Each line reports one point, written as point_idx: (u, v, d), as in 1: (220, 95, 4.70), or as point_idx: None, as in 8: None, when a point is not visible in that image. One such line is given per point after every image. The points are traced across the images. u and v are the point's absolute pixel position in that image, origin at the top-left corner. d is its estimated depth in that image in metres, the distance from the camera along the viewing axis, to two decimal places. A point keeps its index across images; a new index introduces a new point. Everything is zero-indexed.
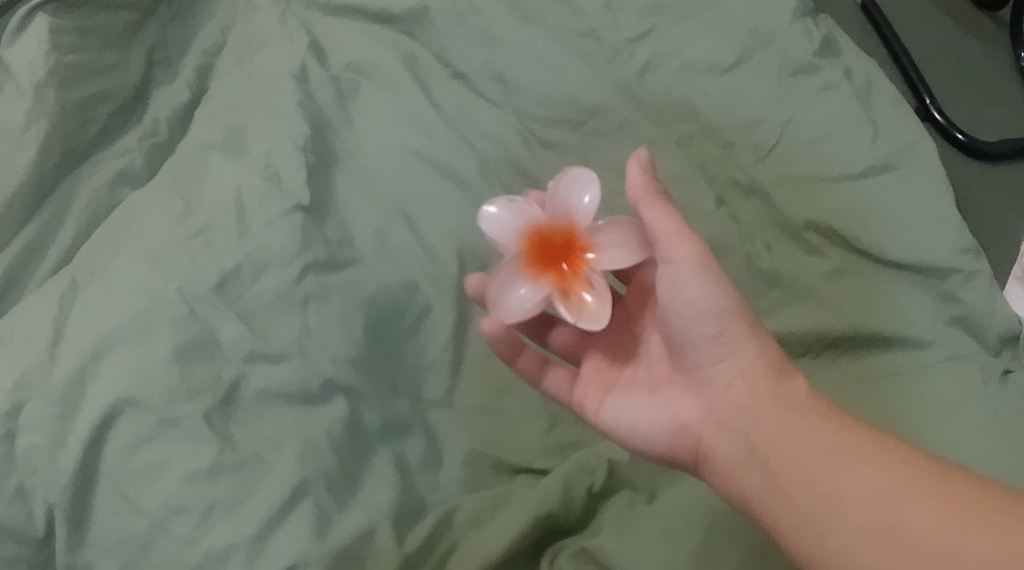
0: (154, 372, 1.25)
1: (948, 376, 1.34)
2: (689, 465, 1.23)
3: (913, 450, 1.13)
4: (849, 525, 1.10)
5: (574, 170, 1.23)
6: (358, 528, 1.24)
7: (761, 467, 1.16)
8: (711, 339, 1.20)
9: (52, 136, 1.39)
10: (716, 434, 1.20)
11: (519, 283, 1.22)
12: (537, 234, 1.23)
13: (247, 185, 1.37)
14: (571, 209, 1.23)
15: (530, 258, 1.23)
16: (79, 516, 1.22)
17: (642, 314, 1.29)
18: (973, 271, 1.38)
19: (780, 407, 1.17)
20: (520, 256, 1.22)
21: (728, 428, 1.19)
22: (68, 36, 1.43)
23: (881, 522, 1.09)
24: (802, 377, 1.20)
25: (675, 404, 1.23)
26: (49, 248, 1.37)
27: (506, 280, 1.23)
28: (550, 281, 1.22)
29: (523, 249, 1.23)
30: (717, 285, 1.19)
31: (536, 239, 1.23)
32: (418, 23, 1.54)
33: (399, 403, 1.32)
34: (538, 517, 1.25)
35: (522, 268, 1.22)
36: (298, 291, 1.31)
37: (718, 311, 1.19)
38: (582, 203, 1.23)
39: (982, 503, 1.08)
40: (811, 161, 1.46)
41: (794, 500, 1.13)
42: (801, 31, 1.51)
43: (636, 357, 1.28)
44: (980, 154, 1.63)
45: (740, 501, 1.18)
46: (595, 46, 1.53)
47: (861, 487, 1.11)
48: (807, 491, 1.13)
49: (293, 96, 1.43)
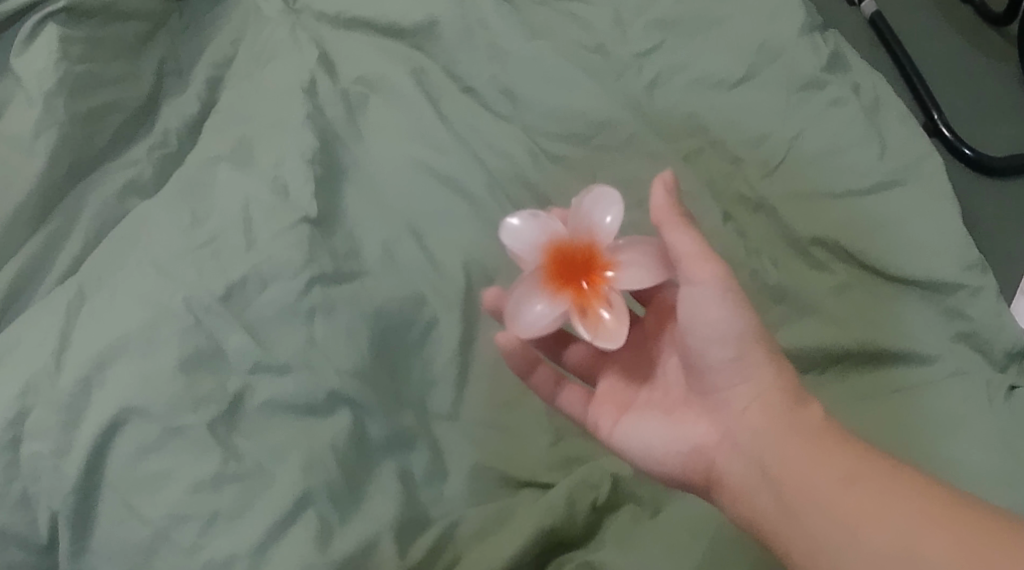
0: (160, 381, 1.26)
1: (955, 391, 1.33)
2: (702, 488, 1.23)
3: (927, 481, 1.12)
4: (861, 549, 1.10)
5: (599, 190, 1.23)
6: (361, 538, 1.23)
7: (774, 490, 1.16)
8: (729, 362, 1.20)
9: (62, 146, 1.41)
10: (732, 456, 1.20)
11: (536, 299, 1.22)
12: (558, 249, 1.23)
13: (255, 198, 1.38)
14: (593, 226, 1.23)
15: (550, 274, 1.23)
16: (82, 523, 1.23)
17: (659, 334, 1.29)
18: (980, 286, 1.38)
19: (794, 431, 1.17)
20: (539, 271, 1.22)
21: (743, 453, 1.19)
22: (77, 47, 1.45)
23: (897, 549, 1.09)
24: (818, 402, 1.19)
25: (689, 427, 1.23)
26: (58, 257, 1.38)
27: (523, 295, 1.22)
28: (570, 299, 1.22)
29: (542, 265, 1.23)
30: (737, 306, 1.19)
31: (556, 255, 1.23)
32: (428, 37, 1.56)
33: (404, 416, 1.31)
34: (540, 531, 1.24)
35: (541, 285, 1.22)
36: (305, 304, 1.31)
37: (737, 333, 1.19)
38: (604, 222, 1.23)
39: (1001, 532, 1.07)
40: (820, 176, 1.46)
41: (806, 523, 1.13)
42: (809, 46, 1.53)
43: (652, 377, 1.28)
44: (987, 170, 1.63)
45: (750, 523, 1.17)
46: (603, 61, 1.54)
47: (876, 514, 1.11)
48: (822, 514, 1.13)
49: (302, 108, 1.45)
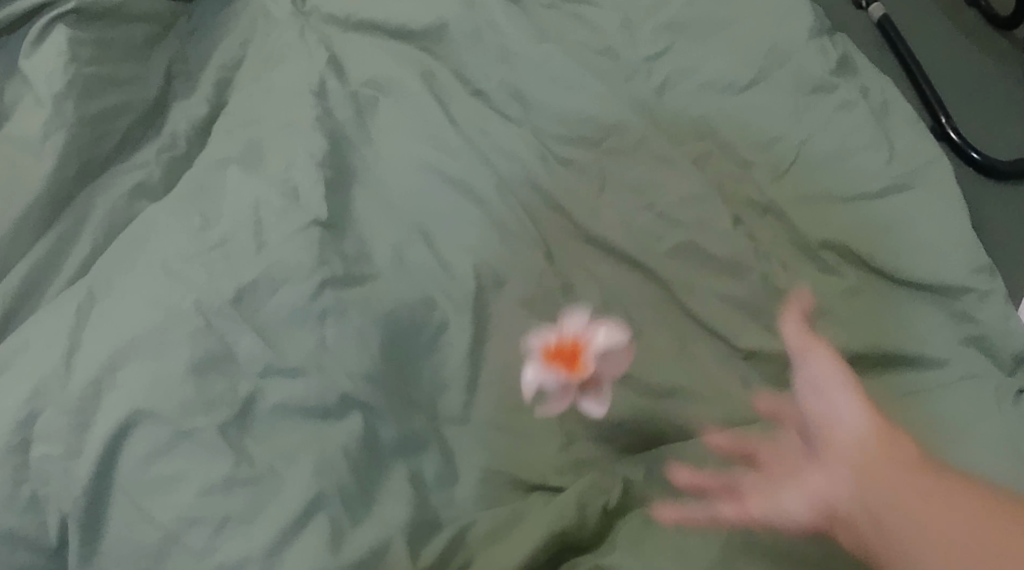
0: (170, 384, 1.26)
1: (963, 394, 1.33)
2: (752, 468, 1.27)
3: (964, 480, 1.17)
4: (893, 533, 1.15)
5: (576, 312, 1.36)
6: (373, 541, 1.22)
7: (824, 471, 1.21)
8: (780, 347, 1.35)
9: (71, 147, 1.41)
10: (883, 455, 1.19)
11: (542, 387, 1.32)
12: (553, 351, 1.33)
13: (265, 200, 1.38)
14: (576, 334, 1.35)
15: (551, 374, 1.32)
16: (92, 526, 1.22)
17: (715, 338, 1.38)
18: (987, 290, 1.38)
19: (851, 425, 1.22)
20: (541, 369, 1.32)
21: (831, 468, 1.21)
22: (86, 48, 1.46)
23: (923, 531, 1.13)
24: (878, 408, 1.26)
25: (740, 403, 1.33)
26: (66, 259, 1.38)
27: (524, 385, 1.33)
28: (569, 373, 1.32)
29: (543, 371, 1.32)
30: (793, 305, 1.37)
31: (552, 358, 1.33)
32: (437, 39, 1.57)
33: (415, 419, 1.30)
34: (552, 534, 1.23)
35: (546, 377, 1.32)
36: (316, 306, 1.31)
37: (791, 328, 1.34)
38: (582, 333, 1.35)
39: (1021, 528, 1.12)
40: (830, 179, 1.46)
41: (895, 532, 1.14)
42: (816, 50, 1.54)
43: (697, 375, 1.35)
44: (995, 173, 1.63)
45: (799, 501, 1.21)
46: (612, 63, 1.55)
47: (910, 500, 1.16)
48: (862, 501, 1.17)
49: (311, 111, 1.45)
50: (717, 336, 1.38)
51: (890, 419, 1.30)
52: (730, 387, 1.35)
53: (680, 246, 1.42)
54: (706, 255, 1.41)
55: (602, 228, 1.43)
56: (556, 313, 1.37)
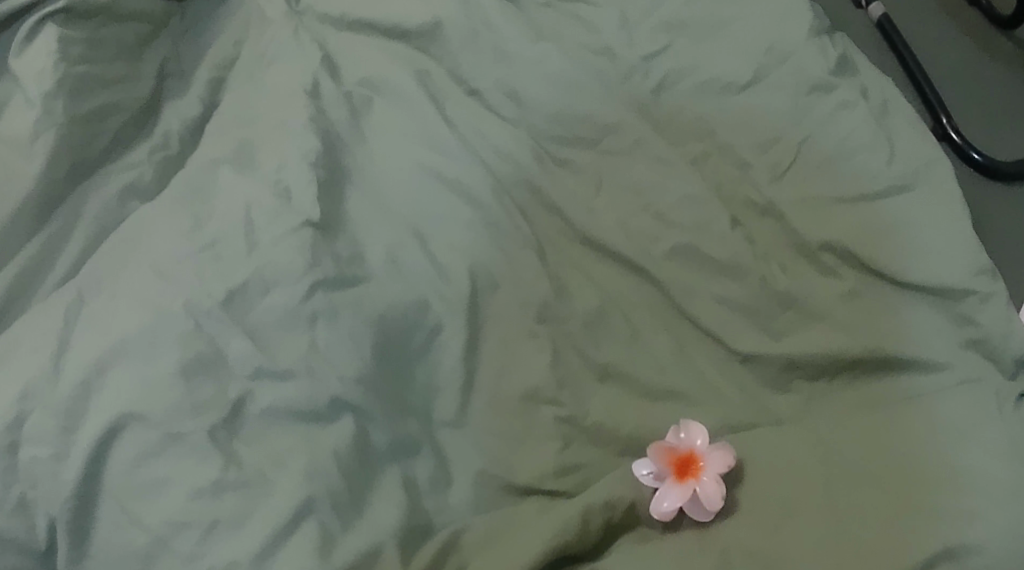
0: (159, 386, 1.24)
1: (963, 397, 1.28)
2: (747, 441, 1.29)
3: (905, 496, 1.24)
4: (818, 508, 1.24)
5: (692, 423, 1.28)
6: (363, 546, 1.20)
7: (799, 436, 1.29)
8: (793, 322, 1.36)
9: (61, 147, 1.39)
10: (862, 478, 1.25)
11: (672, 496, 1.24)
12: (677, 461, 1.26)
13: (257, 200, 1.36)
14: (700, 449, 1.26)
15: (676, 481, 1.25)
16: (80, 530, 1.21)
17: (725, 318, 1.36)
18: (989, 292, 1.34)
19: (839, 411, 1.31)
20: (671, 480, 1.25)
21: (820, 495, 1.25)
22: (77, 48, 1.45)
23: (837, 530, 1.22)
24: (880, 414, 1.29)
25: (746, 378, 1.34)
26: (57, 260, 1.36)
27: (639, 461, 1.27)
28: (674, 482, 1.25)
29: (674, 479, 1.25)
30: (814, 287, 1.37)
31: (677, 468, 1.25)
32: (433, 39, 1.56)
33: (408, 423, 1.29)
34: (553, 546, 1.20)
35: (676, 487, 1.24)
36: (306, 308, 1.29)
37: (815, 309, 1.36)
38: (702, 445, 1.26)
39: (914, 544, 1.21)
40: (830, 180, 1.43)
41: (831, 550, 1.21)
42: (816, 50, 1.52)
43: (706, 369, 1.34)
44: (997, 174, 1.61)
45: (771, 465, 1.27)
46: (609, 63, 1.53)
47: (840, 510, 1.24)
48: (812, 466, 1.27)
49: (304, 110, 1.44)
50: (714, 339, 1.35)
51: (879, 411, 1.29)
52: (728, 390, 1.33)
53: (677, 247, 1.40)
54: (702, 255, 1.39)
55: (598, 228, 1.41)
56: (551, 316, 1.35)
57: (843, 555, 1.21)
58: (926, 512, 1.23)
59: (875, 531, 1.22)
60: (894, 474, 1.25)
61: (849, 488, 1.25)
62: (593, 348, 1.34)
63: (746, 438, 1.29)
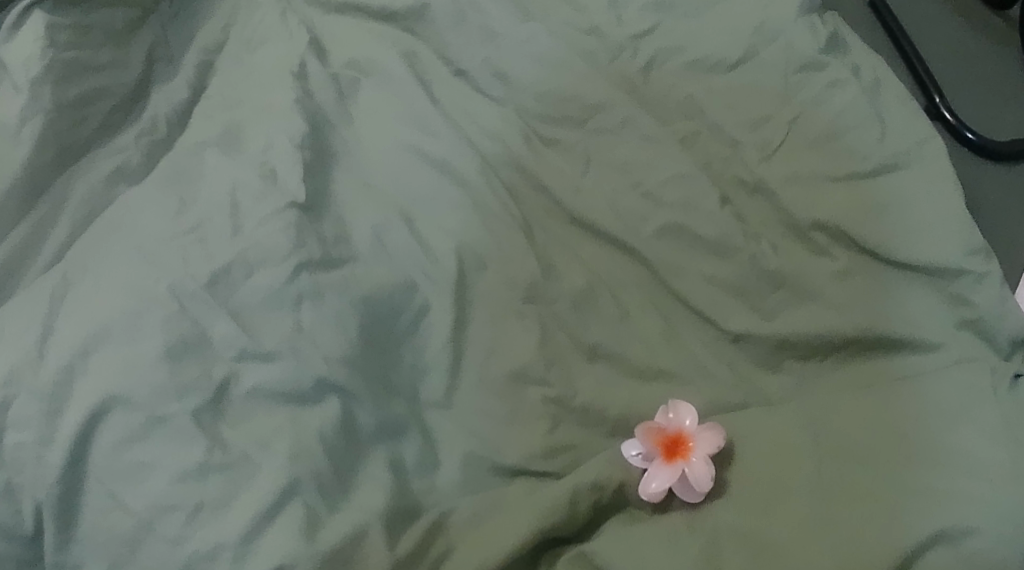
0: (143, 368, 1.24)
1: (958, 377, 1.27)
2: (738, 422, 1.28)
3: (895, 475, 1.22)
4: (807, 486, 1.22)
5: (679, 403, 1.27)
6: (349, 529, 1.19)
7: (790, 414, 1.27)
8: (784, 301, 1.34)
9: (48, 132, 1.39)
10: (853, 457, 1.24)
11: (662, 476, 1.23)
12: (664, 440, 1.24)
13: (243, 182, 1.37)
14: (687, 429, 1.25)
15: (664, 461, 1.23)
16: (66, 515, 1.20)
17: (717, 297, 1.35)
18: (984, 272, 1.32)
19: (831, 392, 1.29)
20: (659, 460, 1.24)
21: (809, 472, 1.23)
22: (65, 33, 1.44)
23: (823, 509, 1.21)
24: (871, 393, 1.28)
25: (735, 358, 1.33)
26: (44, 244, 1.36)
27: (627, 441, 1.26)
28: (663, 462, 1.23)
29: (662, 459, 1.24)
30: (809, 265, 1.36)
31: (664, 448, 1.24)
32: (420, 21, 1.56)
33: (395, 404, 1.28)
34: (541, 528, 1.20)
35: (664, 467, 1.23)
36: (292, 289, 1.29)
37: (808, 287, 1.34)
38: (690, 425, 1.25)
39: (902, 523, 1.19)
40: (821, 159, 1.42)
41: (817, 531, 1.20)
42: (806, 27, 1.51)
43: (696, 349, 1.33)
44: (990, 153, 1.60)
45: (761, 444, 1.26)
46: (598, 42, 1.53)
47: (827, 489, 1.22)
48: (803, 444, 1.25)
49: (291, 93, 1.44)
50: (704, 319, 1.34)
51: (871, 390, 1.28)
52: (720, 371, 1.32)
53: (667, 226, 1.39)
54: (691, 234, 1.38)
55: (586, 209, 1.41)
56: (540, 295, 1.35)
57: (832, 536, 1.19)
58: (915, 492, 1.21)
59: (865, 512, 1.20)
60: (885, 454, 1.23)
61: (838, 466, 1.23)
62: (582, 328, 1.34)
63: (736, 418, 1.28)
